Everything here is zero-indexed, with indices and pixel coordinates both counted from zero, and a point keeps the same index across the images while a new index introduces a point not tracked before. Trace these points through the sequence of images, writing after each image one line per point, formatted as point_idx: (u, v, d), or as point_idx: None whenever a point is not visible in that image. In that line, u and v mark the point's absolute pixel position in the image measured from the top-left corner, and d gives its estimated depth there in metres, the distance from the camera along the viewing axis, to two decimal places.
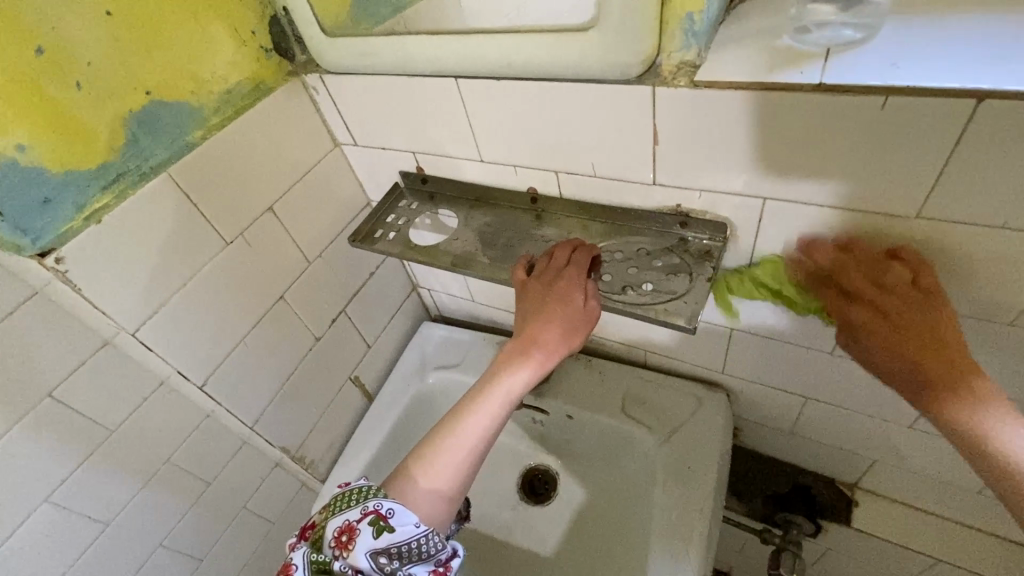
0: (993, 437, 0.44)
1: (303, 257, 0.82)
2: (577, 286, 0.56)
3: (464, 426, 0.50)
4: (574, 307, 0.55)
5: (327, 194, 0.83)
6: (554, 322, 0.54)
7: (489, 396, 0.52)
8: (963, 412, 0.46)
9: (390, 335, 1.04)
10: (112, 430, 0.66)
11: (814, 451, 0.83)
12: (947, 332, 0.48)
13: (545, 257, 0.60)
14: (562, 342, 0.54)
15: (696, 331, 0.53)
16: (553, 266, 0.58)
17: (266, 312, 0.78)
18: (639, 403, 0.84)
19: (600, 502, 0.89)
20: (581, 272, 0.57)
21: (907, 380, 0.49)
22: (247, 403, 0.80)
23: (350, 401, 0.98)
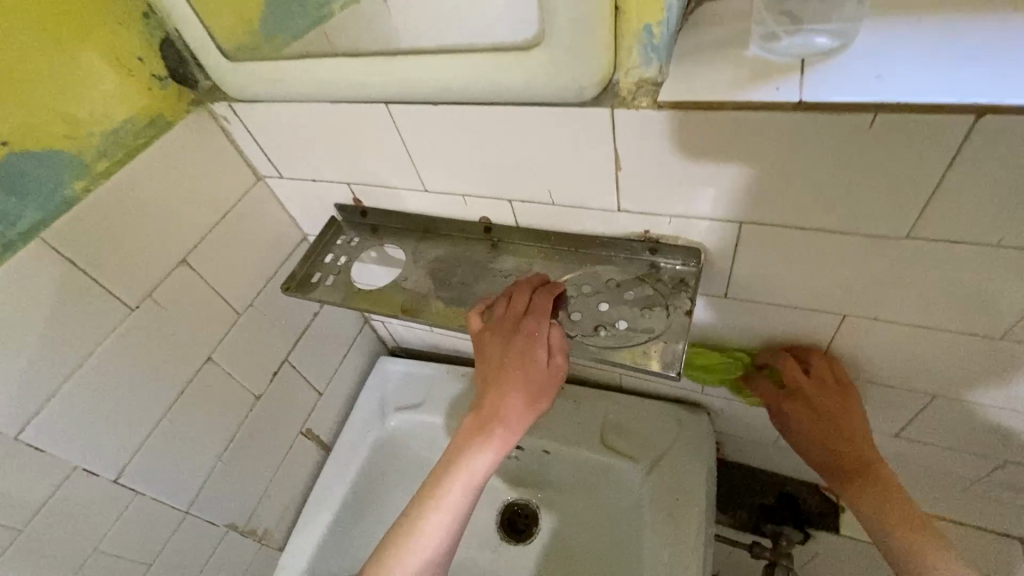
0: (889, 518, 0.55)
1: (233, 309, 0.72)
2: (536, 341, 0.50)
3: (432, 515, 0.49)
4: (536, 368, 0.50)
5: (253, 234, 0.73)
6: (516, 388, 0.50)
7: (454, 477, 0.50)
8: (862, 496, 0.57)
9: (344, 375, 0.95)
10: (24, 527, 0.55)
11: (798, 461, 0.81)
12: (860, 436, 0.58)
13: (503, 299, 0.54)
14: (526, 408, 0.50)
15: (679, 377, 0.48)
16: (509, 317, 0.52)
17: (193, 379, 0.68)
18: (618, 431, 0.79)
19: (588, 537, 0.84)
20: (540, 322, 0.51)
21: (827, 467, 0.60)
22: (181, 483, 0.69)
23: (305, 456, 0.89)
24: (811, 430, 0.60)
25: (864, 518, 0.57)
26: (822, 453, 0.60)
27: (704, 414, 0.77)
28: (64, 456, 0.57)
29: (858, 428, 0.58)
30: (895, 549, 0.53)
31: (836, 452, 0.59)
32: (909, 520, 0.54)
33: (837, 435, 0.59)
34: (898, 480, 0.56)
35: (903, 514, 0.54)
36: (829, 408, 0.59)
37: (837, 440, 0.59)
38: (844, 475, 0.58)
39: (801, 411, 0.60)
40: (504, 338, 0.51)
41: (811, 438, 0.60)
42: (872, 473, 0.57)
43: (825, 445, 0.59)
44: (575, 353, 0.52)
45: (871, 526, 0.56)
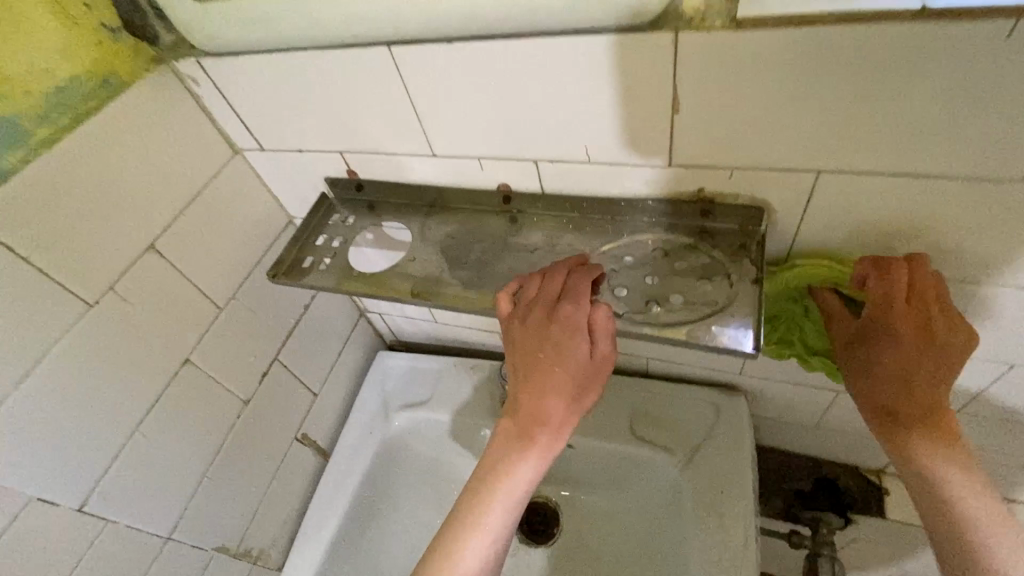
0: (946, 482, 0.44)
1: (211, 303, 0.63)
2: (577, 331, 0.43)
3: (471, 536, 0.43)
4: (579, 363, 0.43)
5: (232, 216, 0.64)
6: (558, 387, 0.43)
7: (493, 492, 0.44)
8: (921, 449, 0.45)
9: (339, 374, 0.87)
10: None
11: (839, 443, 0.75)
12: (944, 379, 0.44)
13: (536, 279, 0.46)
14: (570, 409, 0.43)
15: (758, 353, 0.40)
16: (543, 303, 0.44)
17: (168, 386, 0.59)
18: (649, 420, 0.72)
19: (619, 537, 0.77)
20: (580, 309, 0.43)
21: (880, 406, 0.46)
22: (160, 506, 0.60)
23: (301, 465, 0.80)
24: (898, 357, 0.44)
25: (910, 474, 0.45)
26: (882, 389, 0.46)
27: (742, 398, 0.71)
28: (15, 482, 0.47)
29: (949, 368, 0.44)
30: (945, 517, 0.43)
31: (903, 389, 0.45)
32: (972, 489, 0.43)
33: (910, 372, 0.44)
34: (962, 439, 0.45)
35: (963, 476, 0.43)
36: (929, 331, 0.43)
37: (909, 376, 0.44)
38: (902, 420, 0.45)
39: (898, 328, 0.43)
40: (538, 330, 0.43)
41: (885, 364, 0.45)
42: (939, 424, 0.45)
43: (906, 379, 0.44)
44: (626, 334, 0.45)
45: (919, 480, 0.45)
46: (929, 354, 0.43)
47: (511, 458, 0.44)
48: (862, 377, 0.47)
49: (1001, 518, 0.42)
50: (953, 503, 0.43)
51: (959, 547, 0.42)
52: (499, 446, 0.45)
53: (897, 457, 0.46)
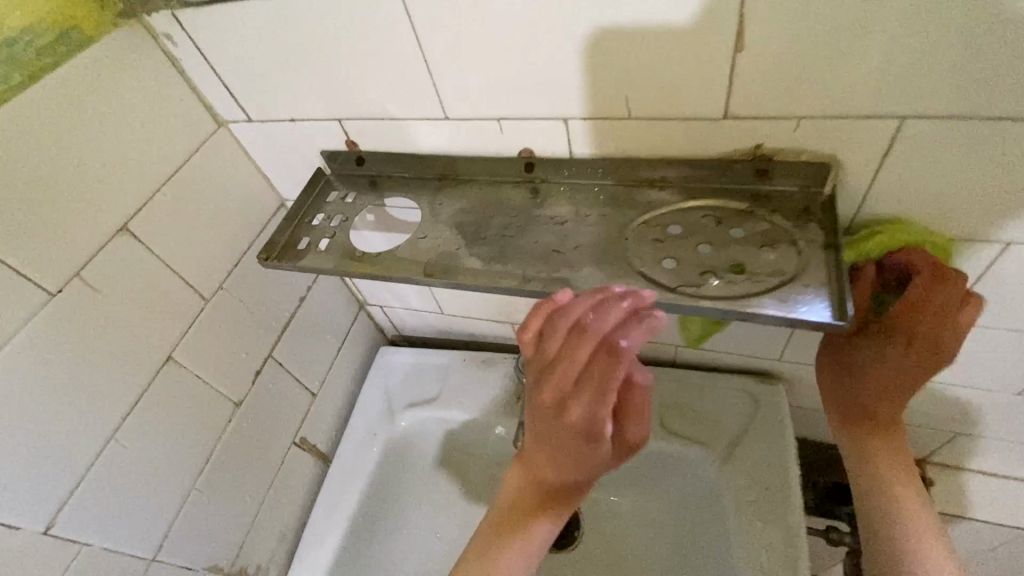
0: (890, 483, 0.49)
1: (196, 294, 0.56)
2: (597, 430, 0.39)
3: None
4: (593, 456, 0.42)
5: (218, 197, 0.57)
6: (588, 470, 0.43)
7: (515, 538, 0.48)
8: (871, 448, 0.50)
9: (339, 372, 0.80)
10: None
11: None
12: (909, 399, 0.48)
13: (586, 332, 0.38)
14: (585, 480, 0.45)
15: (847, 324, 0.34)
16: (567, 378, 0.39)
17: (148, 387, 0.52)
18: (682, 413, 0.67)
19: (652, 539, 0.72)
20: (606, 404, 0.38)
21: (853, 405, 0.50)
22: (144, 525, 0.53)
23: (300, 472, 0.73)
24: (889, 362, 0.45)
25: (858, 466, 0.51)
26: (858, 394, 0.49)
27: (781, 385, 0.65)
28: None
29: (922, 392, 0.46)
30: (887, 520, 0.48)
31: (880, 399, 0.48)
32: (915, 494, 0.49)
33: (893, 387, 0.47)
34: (904, 449, 0.51)
35: (903, 482, 0.49)
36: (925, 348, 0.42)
37: (888, 392, 0.47)
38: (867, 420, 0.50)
39: (899, 335, 0.43)
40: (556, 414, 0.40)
41: (873, 364, 0.46)
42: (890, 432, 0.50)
43: (886, 387, 0.47)
44: (680, 310, 0.38)
45: (860, 473, 0.51)
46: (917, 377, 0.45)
47: (518, 510, 0.48)
48: (840, 371, 0.50)
49: (933, 532, 0.47)
50: (894, 501, 0.49)
51: (892, 543, 0.47)
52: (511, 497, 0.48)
53: (848, 450, 0.52)
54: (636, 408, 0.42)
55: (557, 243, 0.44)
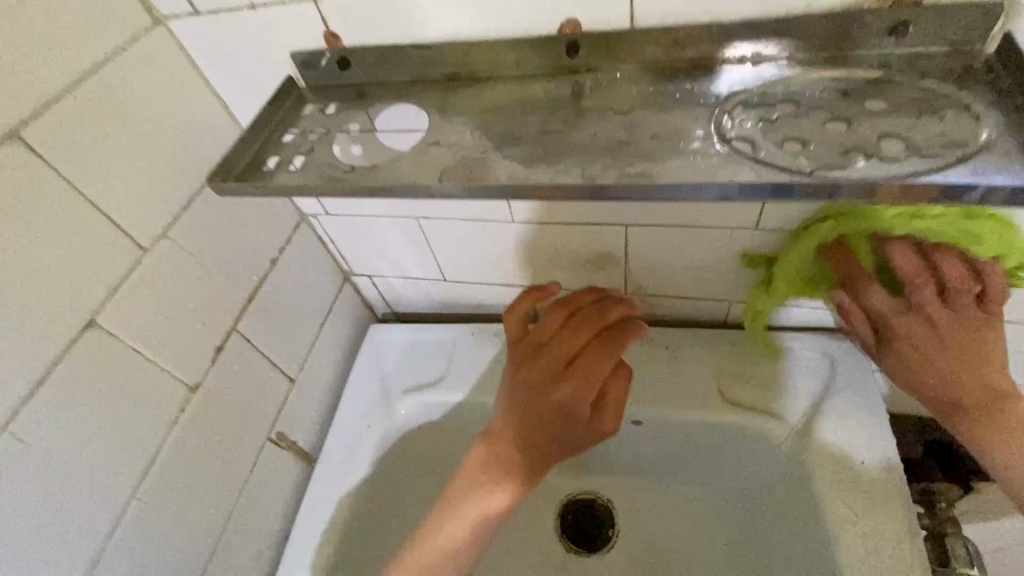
0: None
1: (130, 240, 0.42)
2: (580, 405, 0.46)
3: (430, 553, 0.48)
4: (568, 434, 0.47)
5: (158, 115, 0.44)
6: (561, 433, 0.47)
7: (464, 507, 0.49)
8: (990, 437, 0.43)
9: (321, 354, 0.67)
10: None
11: None
12: (992, 362, 0.43)
13: (581, 310, 0.51)
14: (549, 449, 0.48)
15: None
16: (560, 354, 0.48)
17: (59, 363, 0.37)
18: (744, 381, 0.56)
19: (714, 526, 0.62)
20: (591, 385, 0.46)
21: (943, 401, 0.45)
22: (63, 553, 0.38)
23: (281, 474, 0.60)
24: (922, 342, 0.44)
25: (998, 472, 0.43)
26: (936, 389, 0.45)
27: None
28: None
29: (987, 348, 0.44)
30: None
31: (943, 381, 0.45)
32: None
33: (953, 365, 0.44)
34: None
35: None
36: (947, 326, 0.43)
37: (948, 369, 0.44)
38: (965, 412, 0.44)
39: (914, 321, 0.44)
40: (548, 388, 0.47)
41: (917, 360, 0.45)
42: (1010, 406, 0.42)
43: (943, 372, 0.44)
44: (826, 197, 0.27)
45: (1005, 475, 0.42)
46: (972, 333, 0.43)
47: (482, 490, 0.49)
48: (899, 366, 0.47)
49: None
50: None
51: None
52: (476, 474, 0.49)
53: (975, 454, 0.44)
54: (613, 401, 0.47)
55: (627, 134, 0.32)
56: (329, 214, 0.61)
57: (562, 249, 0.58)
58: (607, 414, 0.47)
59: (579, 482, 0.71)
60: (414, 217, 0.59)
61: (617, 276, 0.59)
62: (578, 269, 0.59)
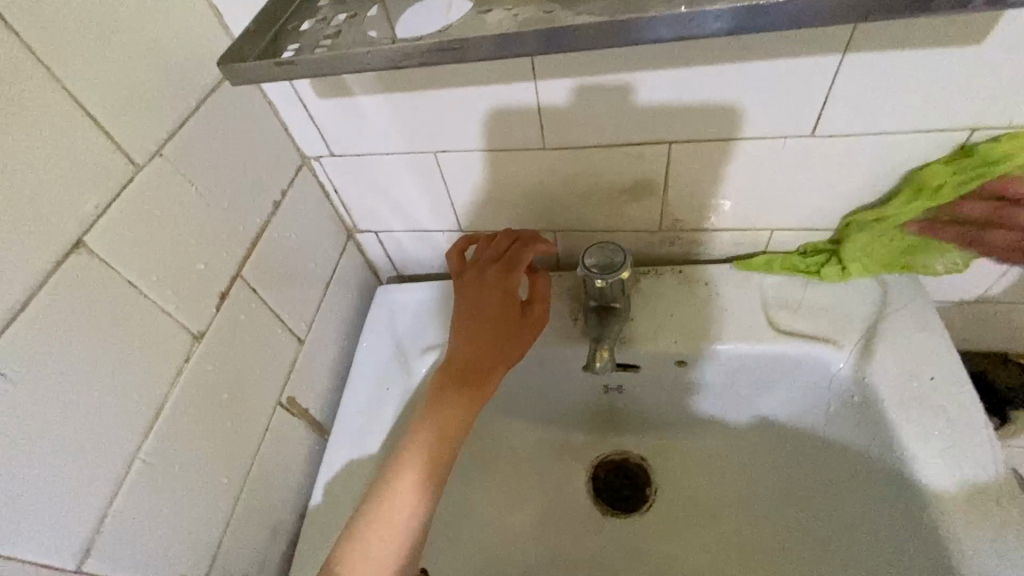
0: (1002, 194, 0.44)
1: (121, 154, 0.36)
2: (511, 295, 0.53)
3: (410, 467, 0.46)
4: (507, 323, 0.52)
5: (150, 15, 0.38)
6: (505, 332, 0.52)
7: (428, 430, 0.48)
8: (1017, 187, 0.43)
9: (331, 316, 0.60)
10: None
11: (996, 322, 0.61)
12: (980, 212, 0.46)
13: (485, 243, 0.56)
14: (502, 348, 0.52)
15: None
16: (488, 259, 0.55)
17: (40, 287, 0.31)
18: (796, 311, 0.54)
19: (762, 473, 0.59)
20: (517, 274, 0.53)
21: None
22: (51, 517, 0.32)
23: (296, 444, 0.53)
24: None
25: None
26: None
27: None
28: None
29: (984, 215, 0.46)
30: None
31: None
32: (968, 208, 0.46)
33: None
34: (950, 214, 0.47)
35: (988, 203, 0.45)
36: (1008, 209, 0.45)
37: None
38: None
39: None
40: (484, 295, 0.53)
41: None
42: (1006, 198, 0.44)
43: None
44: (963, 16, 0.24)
45: None
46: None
47: (446, 397, 0.49)
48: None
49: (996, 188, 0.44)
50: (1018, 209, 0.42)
51: None
52: (439, 387, 0.50)
53: None
54: (540, 297, 0.55)
55: None
56: (336, 155, 0.55)
57: (596, 181, 0.53)
58: (536, 301, 0.54)
59: (610, 442, 0.66)
60: (432, 153, 0.53)
61: (654, 210, 0.55)
62: (612, 204, 0.55)
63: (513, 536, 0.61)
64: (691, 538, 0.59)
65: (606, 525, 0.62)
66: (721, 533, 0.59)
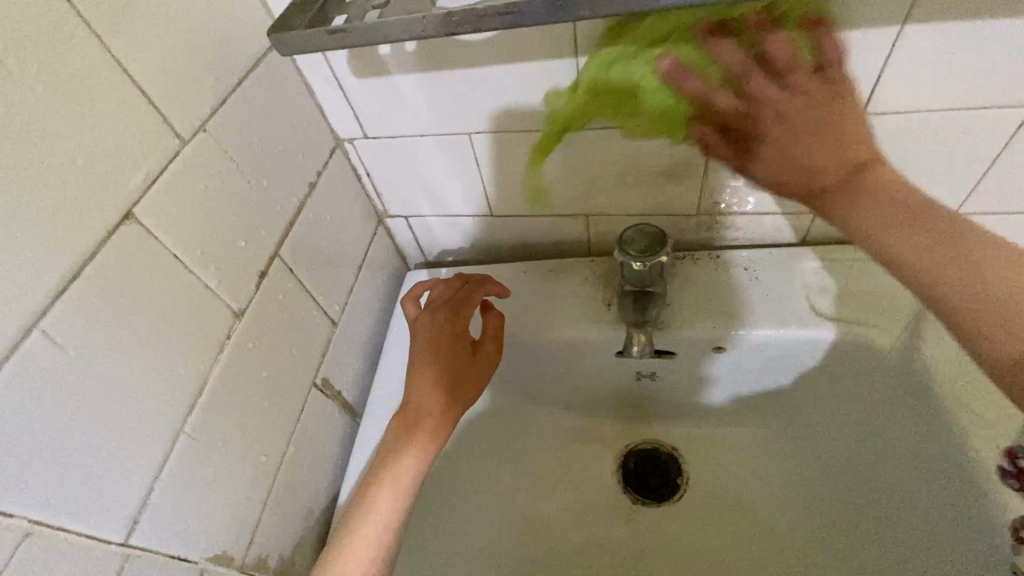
0: (858, 208, 0.35)
1: (167, 127, 0.35)
2: (462, 336, 0.53)
3: (387, 491, 0.45)
4: (457, 362, 0.52)
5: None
6: (455, 372, 0.52)
7: (417, 429, 0.48)
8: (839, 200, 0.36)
9: (362, 300, 0.60)
10: None
11: None
12: (845, 125, 0.35)
13: (433, 287, 0.56)
14: (456, 384, 0.52)
15: None
16: (439, 300, 0.55)
17: (94, 258, 0.31)
18: (838, 296, 0.53)
19: (801, 463, 0.58)
20: (465, 313, 0.54)
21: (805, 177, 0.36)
22: (103, 486, 0.32)
23: (329, 427, 0.53)
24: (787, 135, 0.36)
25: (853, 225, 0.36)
26: (987, 281, 0.31)
27: None
28: None
29: (850, 146, 0.35)
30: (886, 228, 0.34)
31: (818, 158, 0.36)
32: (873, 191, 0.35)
33: (949, 231, 0.33)
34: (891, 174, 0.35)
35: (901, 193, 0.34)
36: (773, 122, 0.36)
37: (834, 140, 0.35)
38: (823, 190, 0.36)
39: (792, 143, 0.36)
40: (439, 331, 0.53)
41: (791, 150, 0.36)
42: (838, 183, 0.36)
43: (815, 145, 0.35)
44: None
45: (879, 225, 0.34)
46: (855, 108, 0.36)
47: (431, 405, 0.50)
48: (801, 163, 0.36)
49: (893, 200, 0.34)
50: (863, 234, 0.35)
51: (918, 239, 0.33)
52: (422, 394, 0.50)
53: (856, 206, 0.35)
54: (490, 335, 0.54)
55: None
56: (369, 137, 0.55)
57: (633, 162, 0.52)
58: (484, 342, 0.54)
59: (641, 430, 0.65)
60: (465, 134, 0.53)
61: (690, 192, 0.54)
62: (647, 187, 0.54)
63: (546, 523, 0.61)
64: (725, 529, 0.58)
65: (638, 514, 0.61)
66: (757, 526, 0.58)
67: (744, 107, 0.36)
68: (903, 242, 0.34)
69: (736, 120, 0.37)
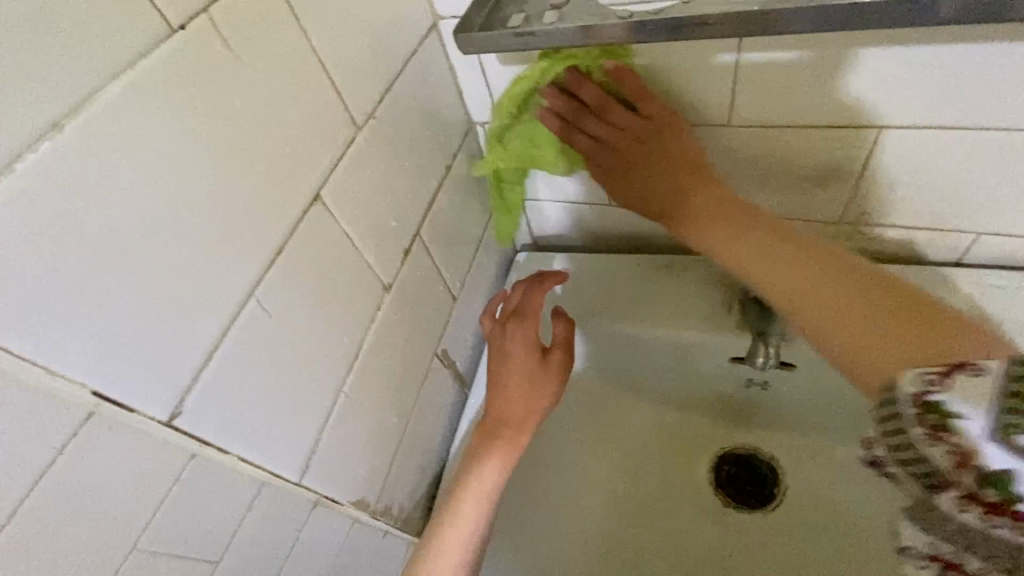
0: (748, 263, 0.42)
1: (348, 116, 0.38)
2: (534, 346, 0.54)
3: (470, 494, 0.48)
4: (528, 372, 0.53)
5: None
6: (528, 381, 0.53)
7: (496, 434, 0.51)
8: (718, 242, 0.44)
9: (478, 278, 0.63)
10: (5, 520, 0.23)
11: None
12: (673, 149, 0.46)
13: (505, 299, 0.57)
14: (529, 394, 0.52)
15: None
16: (510, 312, 0.55)
17: (292, 235, 0.35)
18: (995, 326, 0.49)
19: None
20: (534, 321, 0.55)
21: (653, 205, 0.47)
22: (289, 433, 0.37)
23: (445, 395, 0.57)
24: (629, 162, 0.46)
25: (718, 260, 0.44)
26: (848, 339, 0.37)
27: None
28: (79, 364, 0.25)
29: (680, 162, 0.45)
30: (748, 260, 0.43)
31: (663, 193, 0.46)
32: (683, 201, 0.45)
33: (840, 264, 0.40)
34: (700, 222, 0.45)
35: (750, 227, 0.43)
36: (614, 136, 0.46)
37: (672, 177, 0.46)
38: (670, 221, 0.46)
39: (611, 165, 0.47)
40: (511, 341, 0.54)
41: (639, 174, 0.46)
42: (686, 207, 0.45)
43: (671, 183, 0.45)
44: None
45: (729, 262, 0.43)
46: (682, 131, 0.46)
47: (507, 414, 0.52)
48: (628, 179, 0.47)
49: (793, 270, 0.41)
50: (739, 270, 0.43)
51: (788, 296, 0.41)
52: (497, 404, 0.52)
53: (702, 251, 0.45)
54: (561, 342, 0.54)
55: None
56: None
57: (779, 163, 0.49)
58: (555, 350, 0.54)
59: (739, 434, 0.64)
60: None
61: (838, 198, 0.50)
62: (788, 191, 0.51)
63: (634, 509, 0.63)
64: (820, 547, 0.58)
65: (728, 516, 0.61)
66: (856, 548, 0.56)
67: (595, 146, 0.47)
68: (737, 251, 0.42)
69: (639, 124, 0.46)
